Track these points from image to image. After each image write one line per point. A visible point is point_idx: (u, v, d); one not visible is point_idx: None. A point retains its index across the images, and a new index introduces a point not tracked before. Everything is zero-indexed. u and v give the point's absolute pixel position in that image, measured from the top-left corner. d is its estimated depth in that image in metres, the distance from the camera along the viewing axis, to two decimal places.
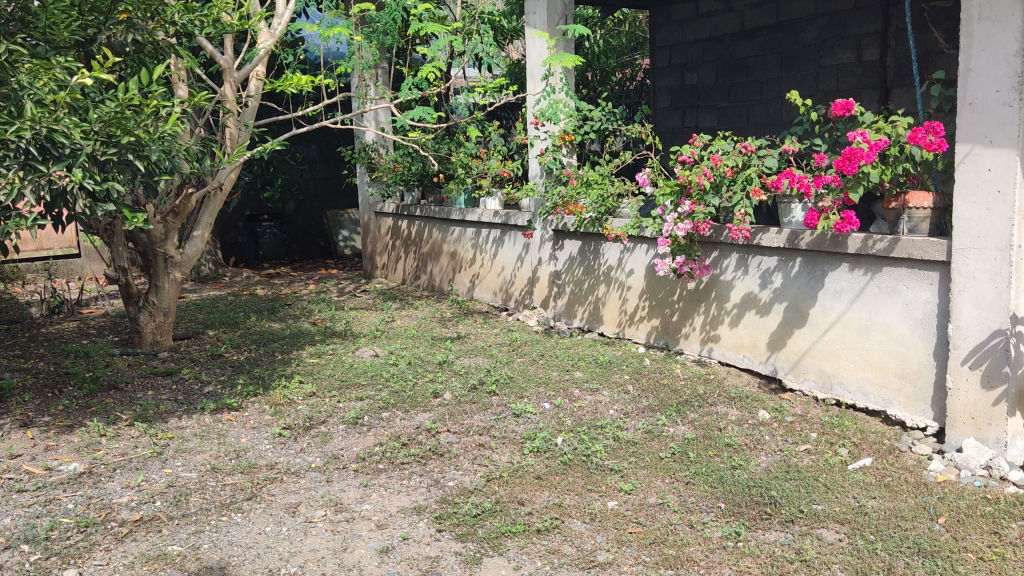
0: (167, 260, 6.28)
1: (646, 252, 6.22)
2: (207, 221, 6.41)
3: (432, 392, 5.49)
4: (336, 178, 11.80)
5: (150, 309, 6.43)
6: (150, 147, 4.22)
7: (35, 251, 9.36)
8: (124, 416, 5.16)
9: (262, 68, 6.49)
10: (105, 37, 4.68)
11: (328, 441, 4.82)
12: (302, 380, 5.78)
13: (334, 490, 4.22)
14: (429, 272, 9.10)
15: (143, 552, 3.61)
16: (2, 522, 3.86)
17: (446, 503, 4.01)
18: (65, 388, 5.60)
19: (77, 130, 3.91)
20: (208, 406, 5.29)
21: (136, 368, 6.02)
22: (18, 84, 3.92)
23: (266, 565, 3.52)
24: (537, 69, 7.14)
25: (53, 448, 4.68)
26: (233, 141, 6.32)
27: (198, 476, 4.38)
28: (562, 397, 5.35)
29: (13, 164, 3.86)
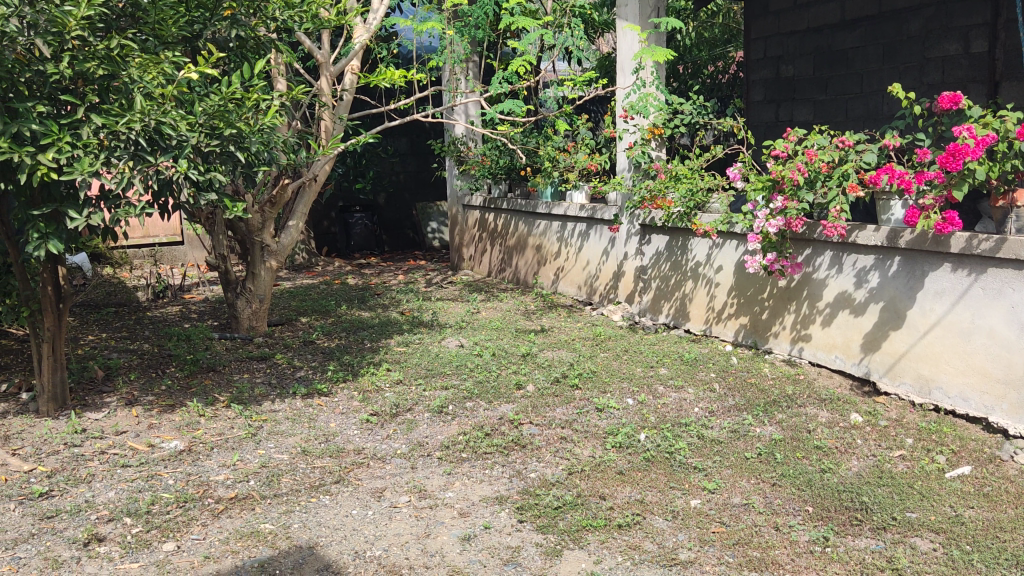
0: (263, 248, 6.52)
1: (735, 248, 6.11)
2: (303, 212, 6.61)
3: (516, 384, 5.53)
4: (425, 170, 11.96)
5: (247, 295, 6.67)
6: (250, 139, 4.38)
7: (142, 238, 9.81)
8: (222, 397, 5.38)
9: (357, 62, 6.65)
10: (211, 33, 4.87)
11: (414, 428, 4.92)
12: (389, 368, 5.91)
13: (418, 477, 4.30)
14: (515, 265, 9.14)
15: (237, 528, 3.76)
16: (108, 494, 4.08)
17: (528, 494, 4.04)
18: (168, 369, 5.86)
19: (183, 123, 4.08)
20: (300, 391, 5.46)
21: (233, 352, 6.26)
22: (129, 78, 4.08)
23: (353, 546, 3.62)
24: (628, 62, 7.08)
25: (156, 426, 4.91)
26: (328, 134, 6.50)
27: (290, 458, 4.53)
28: (646, 393, 5.31)
29: (124, 155, 4.06)
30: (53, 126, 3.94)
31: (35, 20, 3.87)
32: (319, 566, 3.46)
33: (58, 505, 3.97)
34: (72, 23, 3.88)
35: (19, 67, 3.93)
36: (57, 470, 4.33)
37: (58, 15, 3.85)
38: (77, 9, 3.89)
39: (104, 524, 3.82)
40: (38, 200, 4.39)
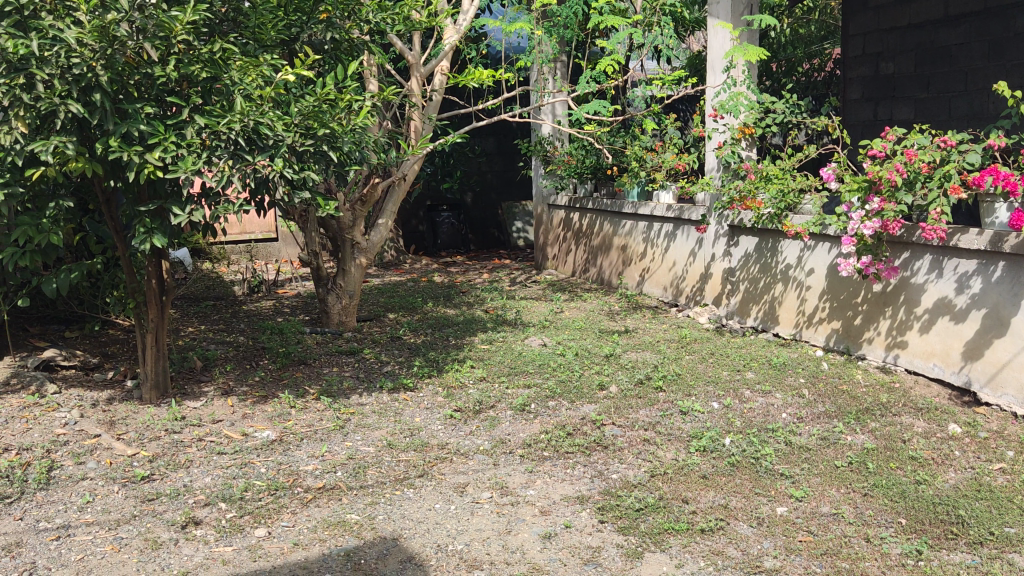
0: (354, 245, 6.68)
1: (829, 250, 5.95)
2: (392, 210, 6.74)
3: (598, 384, 5.52)
4: (511, 170, 12.02)
5: (337, 291, 6.84)
6: (342, 139, 4.48)
7: (240, 235, 10.18)
8: (312, 390, 5.54)
9: (446, 63, 6.75)
10: (307, 36, 5.05)
11: (497, 426, 4.96)
12: (473, 365, 5.98)
13: (501, 474, 4.33)
14: (600, 265, 9.10)
15: (325, 517, 3.87)
16: (205, 480, 4.26)
17: (610, 495, 4.03)
18: (262, 361, 6.07)
19: (280, 123, 4.23)
20: (386, 385, 5.58)
21: (323, 346, 6.44)
22: (230, 80, 4.26)
23: (436, 540, 3.68)
24: (719, 61, 6.95)
25: (250, 416, 5.10)
26: (417, 134, 6.61)
27: (376, 451, 4.63)
28: (731, 397, 5.23)
29: (224, 154, 4.22)
30: (160, 127, 4.13)
31: (144, 24, 4.01)
32: (402, 558, 3.53)
33: (158, 489, 4.17)
34: (178, 28, 4.03)
35: (128, 69, 4.08)
36: (158, 455, 4.54)
37: (164, 21, 4.00)
38: (183, 14, 4.04)
39: (200, 508, 3.98)
40: (144, 197, 4.60)
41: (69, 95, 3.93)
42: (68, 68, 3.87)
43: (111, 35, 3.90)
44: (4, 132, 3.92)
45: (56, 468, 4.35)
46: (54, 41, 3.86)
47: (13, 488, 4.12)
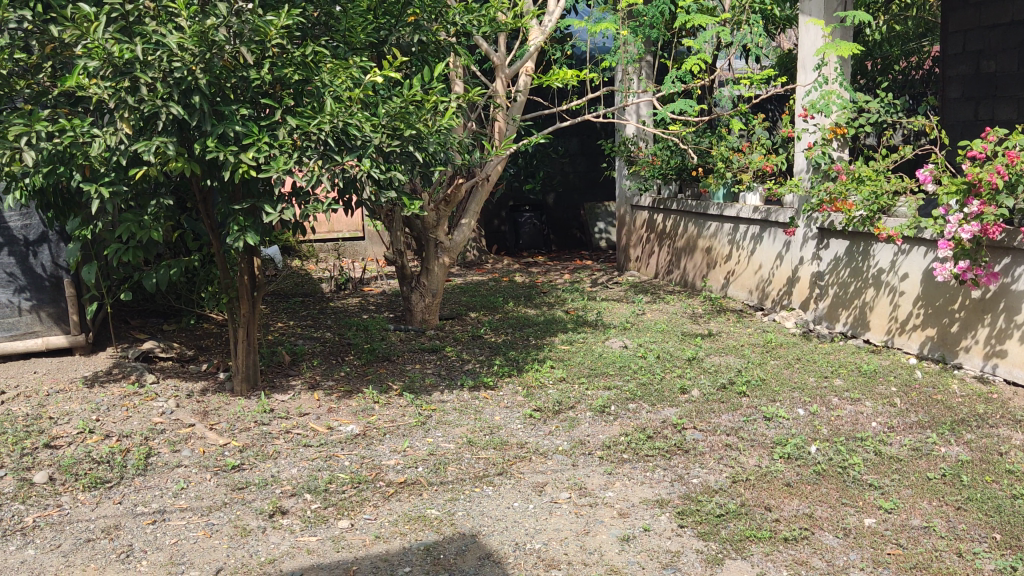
0: (438, 244, 6.78)
1: (924, 255, 5.75)
2: (475, 210, 6.83)
3: (680, 388, 5.45)
4: (595, 171, 11.98)
5: (421, 289, 6.94)
6: (428, 140, 4.58)
7: (328, 233, 10.43)
8: (395, 386, 5.64)
9: (531, 64, 6.80)
10: (396, 38, 5.15)
11: (576, 426, 4.96)
12: (553, 365, 5.99)
13: (579, 475, 4.33)
14: (683, 267, 8.97)
15: (406, 512, 3.94)
16: (292, 471, 4.39)
17: (690, 500, 3.98)
18: (347, 357, 6.22)
19: (368, 124, 4.31)
20: (467, 383, 5.64)
21: (407, 343, 6.55)
22: (321, 82, 4.37)
23: (514, 538, 3.70)
24: (810, 59, 6.78)
25: (335, 410, 5.22)
26: (502, 134, 6.65)
27: (456, 447, 4.69)
28: (818, 404, 5.09)
29: (314, 154, 4.33)
30: (254, 128, 4.26)
31: (241, 29, 4.16)
32: (481, 555, 3.57)
33: (248, 478, 4.32)
34: (273, 32, 4.14)
35: (225, 72, 4.23)
36: (248, 445, 4.69)
37: (260, 25, 4.12)
38: (277, 19, 4.13)
39: (287, 498, 4.10)
40: (239, 195, 4.77)
41: (170, 97, 4.10)
42: (170, 72, 4.03)
43: (210, 39, 4.04)
44: (110, 133, 4.08)
45: (153, 455, 4.55)
46: (156, 46, 4.02)
47: (114, 473, 4.33)
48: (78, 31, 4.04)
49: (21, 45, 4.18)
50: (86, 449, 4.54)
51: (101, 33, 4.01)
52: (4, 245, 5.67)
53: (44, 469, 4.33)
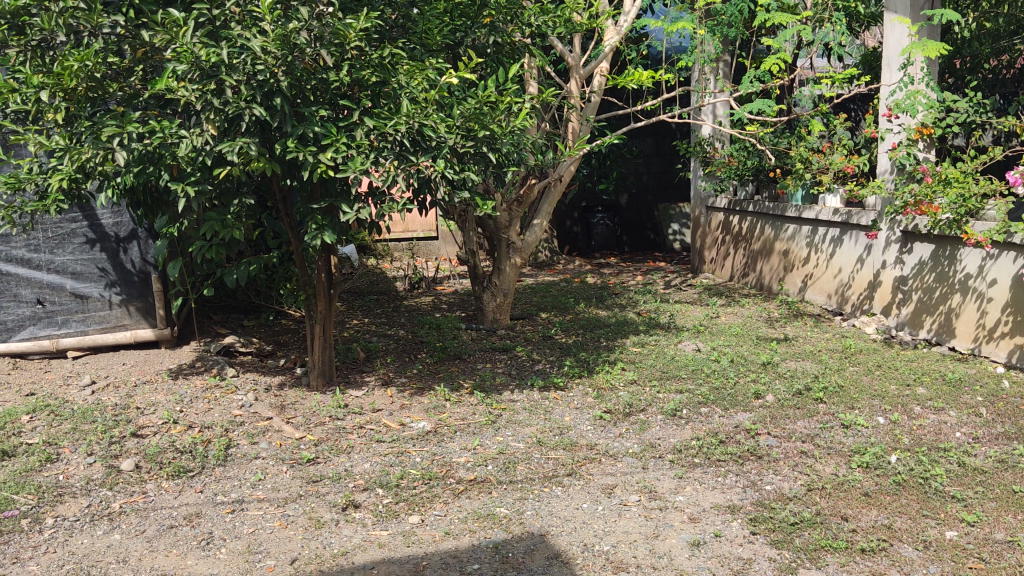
0: (510, 245, 6.82)
1: (1015, 260, 5.54)
2: (548, 211, 6.85)
3: (754, 393, 5.35)
4: (669, 171, 11.81)
5: (492, 289, 6.98)
6: (502, 141, 4.62)
7: (403, 233, 10.59)
8: (466, 384, 5.70)
9: (606, 64, 6.78)
10: (471, 40, 5.20)
11: (647, 429, 4.92)
12: (625, 367, 5.95)
13: (650, 478, 4.30)
14: (759, 270, 8.80)
15: (475, 509, 3.97)
16: (365, 466, 4.47)
17: (762, 507, 3.90)
18: (420, 354, 6.30)
19: (443, 125, 4.36)
20: (537, 383, 5.65)
21: (478, 342, 6.60)
22: (397, 84, 4.44)
23: (582, 539, 3.69)
24: (896, 58, 6.58)
25: (407, 406, 5.30)
26: (575, 135, 6.64)
27: (526, 447, 4.71)
28: (899, 413, 4.94)
29: (390, 154, 4.40)
30: (332, 128, 4.35)
31: (321, 32, 4.23)
32: (549, 554, 3.57)
33: (323, 471, 4.41)
34: (351, 35, 4.21)
35: (306, 74, 4.32)
36: (322, 440, 4.80)
37: (340, 28, 4.19)
38: (356, 22, 4.20)
39: (360, 492, 4.18)
40: (317, 195, 4.88)
41: (253, 99, 4.23)
42: (253, 74, 4.14)
43: (292, 42, 4.15)
44: (197, 134, 4.23)
45: (232, 446, 4.69)
46: (241, 50, 4.12)
47: (196, 462, 4.48)
48: (168, 36, 4.20)
49: (114, 49, 4.36)
50: (170, 439, 4.71)
51: (190, 37, 4.15)
52: (96, 241, 5.91)
53: (131, 457, 4.51)
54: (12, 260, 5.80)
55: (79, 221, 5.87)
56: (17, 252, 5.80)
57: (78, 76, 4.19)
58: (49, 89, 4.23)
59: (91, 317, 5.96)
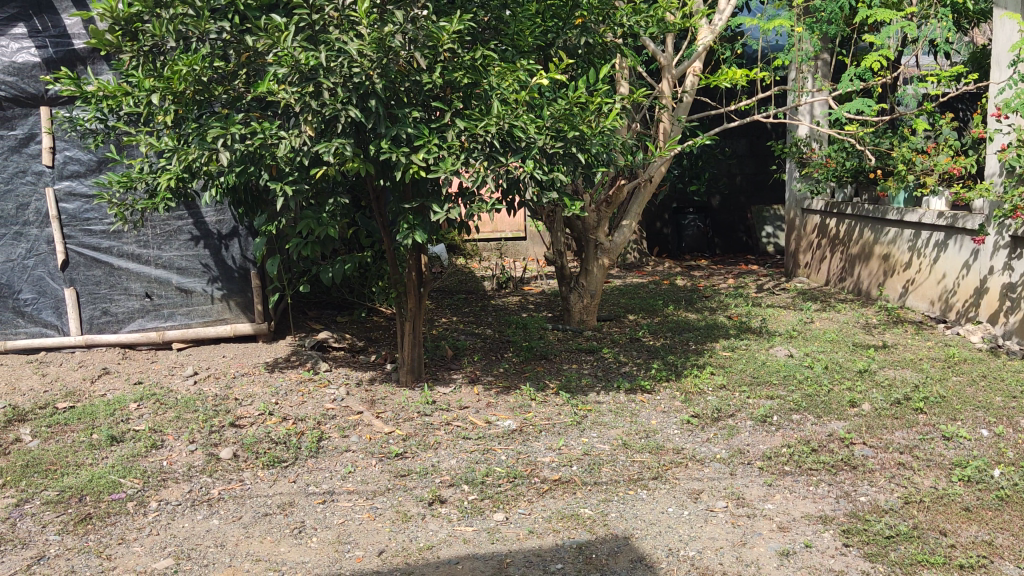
0: (598, 246, 6.80)
1: None
2: (637, 211, 6.81)
3: (849, 401, 5.18)
4: (763, 172, 11.58)
5: (580, 290, 6.97)
6: (591, 141, 4.61)
7: (492, 233, 10.68)
8: (553, 384, 5.71)
9: (699, 64, 6.70)
10: (562, 41, 5.22)
11: (736, 435, 4.83)
12: (714, 371, 5.85)
13: (738, 484, 4.22)
14: (857, 275, 8.51)
15: (560, 509, 3.98)
16: (451, 462, 4.54)
17: (856, 518, 3.78)
18: (506, 353, 6.35)
19: (532, 126, 4.39)
20: (624, 385, 5.61)
21: (565, 343, 6.61)
22: (489, 85, 4.51)
23: (667, 543, 3.66)
24: (1006, 55, 6.27)
25: (493, 405, 5.34)
26: (666, 135, 6.61)
27: (611, 449, 4.68)
28: (1004, 425, 4.71)
29: (480, 155, 4.45)
30: (424, 130, 4.44)
31: (415, 35, 4.28)
32: (633, 557, 3.55)
33: (410, 466, 4.50)
34: (445, 37, 4.26)
35: (400, 77, 4.39)
36: (411, 435, 4.89)
37: (434, 31, 4.24)
38: (449, 24, 4.24)
39: (446, 488, 4.24)
40: (409, 195, 4.98)
41: (349, 101, 4.34)
42: (350, 77, 4.24)
43: (387, 46, 4.21)
44: (295, 135, 4.35)
45: (324, 438, 4.83)
46: (339, 53, 4.23)
47: (290, 453, 4.63)
48: (270, 41, 4.33)
49: (220, 54, 4.53)
50: (266, 429, 4.88)
51: (290, 41, 4.28)
52: (201, 238, 6.18)
53: (229, 446, 4.70)
54: (124, 255, 6.12)
55: (184, 218, 6.14)
56: (128, 248, 6.12)
57: (186, 80, 4.38)
58: (159, 92, 4.46)
59: (194, 311, 6.23)
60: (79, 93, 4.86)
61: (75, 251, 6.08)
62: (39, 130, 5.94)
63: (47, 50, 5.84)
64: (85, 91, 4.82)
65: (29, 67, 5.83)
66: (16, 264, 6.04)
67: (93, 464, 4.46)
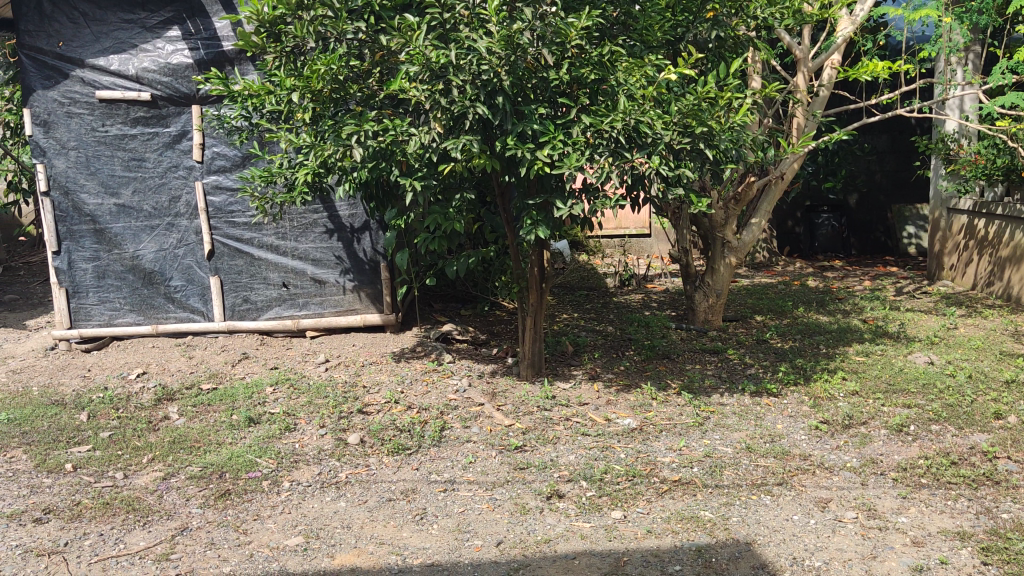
0: (725, 244, 6.62)
1: None
2: (766, 209, 6.69)
3: (994, 413, 4.87)
4: (906, 169, 11.00)
5: (704, 289, 6.82)
6: (720, 137, 4.50)
7: (615, 229, 10.59)
8: (674, 384, 5.63)
9: (838, 56, 6.44)
10: (693, 35, 5.14)
11: (868, 443, 4.63)
12: (846, 377, 5.61)
13: (869, 495, 4.04)
14: (1006, 279, 7.97)
15: (679, 510, 3.93)
16: (570, 457, 4.55)
17: (997, 536, 3.56)
18: (628, 351, 6.31)
19: (660, 122, 4.32)
20: (749, 388, 5.47)
21: (688, 342, 6.50)
22: (615, 81, 4.50)
23: (791, 552, 3.54)
24: None
25: (613, 402, 5.32)
26: (800, 131, 6.43)
27: (734, 452, 4.57)
28: None
29: (606, 151, 4.43)
30: (550, 126, 4.47)
31: (544, 32, 4.31)
32: (755, 564, 3.47)
33: (529, 459, 4.54)
34: (573, 33, 4.30)
35: (528, 74, 4.42)
36: (530, 428, 4.94)
37: (563, 27, 4.29)
38: (579, 21, 4.29)
39: (564, 483, 4.26)
40: (534, 191, 5.01)
41: (477, 98, 4.40)
42: (479, 74, 4.31)
43: (515, 43, 4.25)
44: (425, 132, 4.45)
45: (447, 428, 4.94)
46: (469, 51, 4.31)
47: (414, 441, 4.77)
48: (403, 40, 4.45)
49: (356, 53, 4.70)
50: (391, 417, 5.04)
51: (422, 40, 4.38)
52: (335, 231, 6.42)
53: (357, 432, 4.88)
54: (264, 246, 6.45)
55: (320, 212, 6.40)
56: (268, 239, 6.44)
57: (324, 79, 4.56)
58: (299, 91, 4.66)
59: (327, 301, 6.50)
60: (226, 92, 5.17)
61: (220, 242, 6.44)
62: (190, 127, 6.32)
63: (199, 52, 6.22)
64: (233, 90, 5.11)
65: (183, 68, 6.23)
66: (167, 253, 6.44)
67: (232, 444, 4.73)
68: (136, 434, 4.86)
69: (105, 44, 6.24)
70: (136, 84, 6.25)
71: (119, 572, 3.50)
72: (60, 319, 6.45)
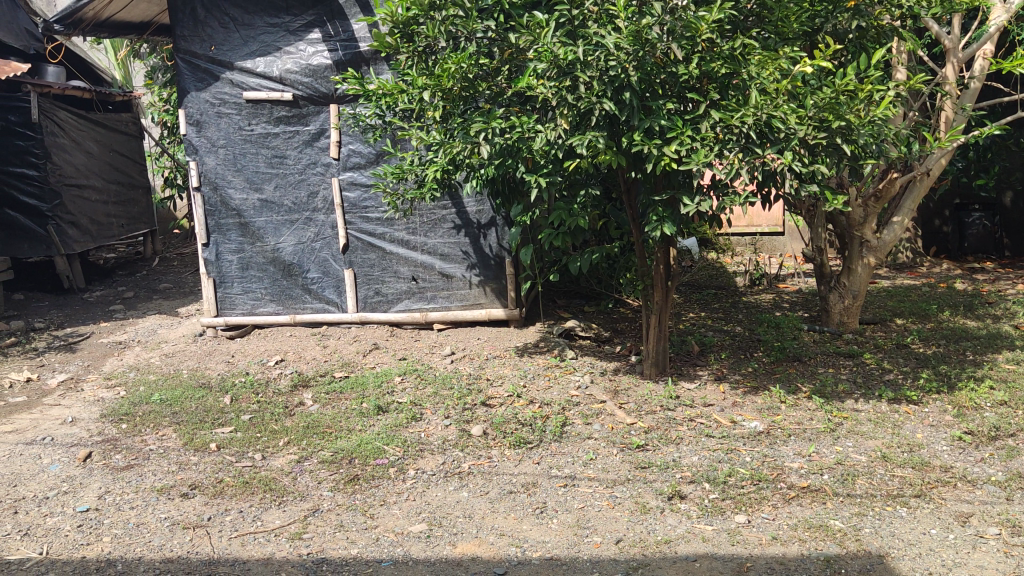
0: (863, 244, 6.32)
1: None
2: (910, 207, 6.34)
3: None
4: None
5: (840, 290, 6.54)
6: (859, 132, 4.29)
7: (746, 227, 10.30)
8: (805, 387, 5.43)
9: (991, 46, 6.06)
10: (832, 26, 4.87)
11: (1016, 457, 4.34)
12: (994, 386, 5.26)
13: (1015, 511, 3.79)
14: None
15: (807, 518, 3.80)
16: (693, 458, 4.48)
17: None
18: (756, 353, 6.13)
19: (793, 116, 4.17)
20: (886, 394, 5.21)
21: (821, 345, 6.25)
22: (747, 75, 4.37)
23: (928, 567, 3.37)
24: None
25: (740, 404, 5.18)
26: (948, 125, 6.06)
27: (868, 460, 4.38)
28: None
29: (735, 147, 4.32)
30: (678, 121, 4.41)
31: (673, 26, 4.24)
32: None
33: (651, 459, 4.50)
34: (704, 27, 4.22)
35: (657, 69, 4.39)
36: (653, 427, 4.89)
37: (692, 21, 4.21)
38: (709, 14, 4.21)
39: (687, 484, 4.19)
40: (660, 187, 4.94)
41: (604, 94, 4.37)
42: (606, 70, 4.28)
43: (643, 38, 4.21)
44: (551, 128, 4.46)
45: (568, 424, 4.95)
46: (596, 47, 4.29)
47: (536, 435, 4.81)
48: (532, 38, 4.51)
49: (485, 52, 4.78)
50: (514, 411, 5.10)
51: (551, 36, 4.42)
52: (462, 227, 6.56)
53: (480, 424, 4.97)
54: (395, 241, 6.65)
55: (448, 208, 6.54)
56: (399, 235, 6.63)
57: (454, 78, 4.69)
58: (430, 90, 4.79)
59: (454, 295, 6.65)
60: (362, 92, 5.37)
61: (354, 236, 6.69)
62: (328, 126, 6.59)
63: (337, 53, 6.47)
64: (367, 90, 5.30)
65: (323, 68, 6.50)
66: (305, 247, 6.74)
67: (362, 430, 4.91)
68: (274, 418, 5.13)
69: (252, 47, 6.59)
70: (280, 85, 6.57)
71: (256, 548, 3.71)
72: (208, 307, 6.88)
